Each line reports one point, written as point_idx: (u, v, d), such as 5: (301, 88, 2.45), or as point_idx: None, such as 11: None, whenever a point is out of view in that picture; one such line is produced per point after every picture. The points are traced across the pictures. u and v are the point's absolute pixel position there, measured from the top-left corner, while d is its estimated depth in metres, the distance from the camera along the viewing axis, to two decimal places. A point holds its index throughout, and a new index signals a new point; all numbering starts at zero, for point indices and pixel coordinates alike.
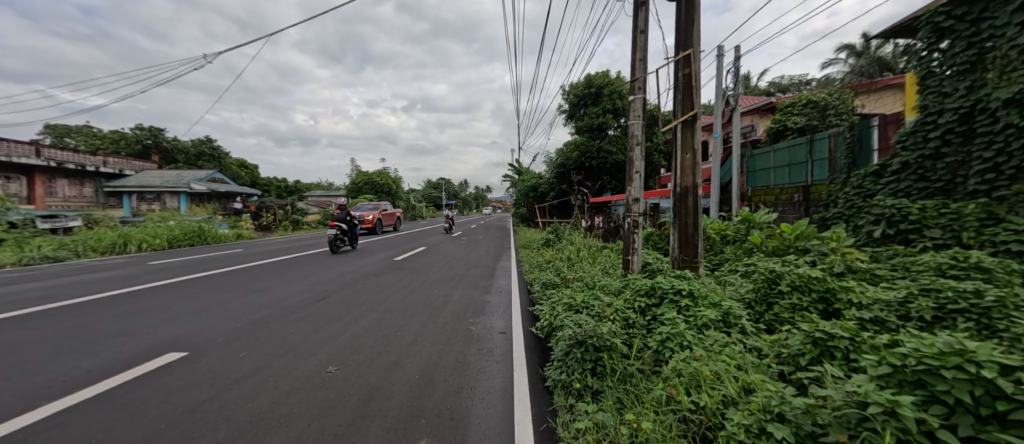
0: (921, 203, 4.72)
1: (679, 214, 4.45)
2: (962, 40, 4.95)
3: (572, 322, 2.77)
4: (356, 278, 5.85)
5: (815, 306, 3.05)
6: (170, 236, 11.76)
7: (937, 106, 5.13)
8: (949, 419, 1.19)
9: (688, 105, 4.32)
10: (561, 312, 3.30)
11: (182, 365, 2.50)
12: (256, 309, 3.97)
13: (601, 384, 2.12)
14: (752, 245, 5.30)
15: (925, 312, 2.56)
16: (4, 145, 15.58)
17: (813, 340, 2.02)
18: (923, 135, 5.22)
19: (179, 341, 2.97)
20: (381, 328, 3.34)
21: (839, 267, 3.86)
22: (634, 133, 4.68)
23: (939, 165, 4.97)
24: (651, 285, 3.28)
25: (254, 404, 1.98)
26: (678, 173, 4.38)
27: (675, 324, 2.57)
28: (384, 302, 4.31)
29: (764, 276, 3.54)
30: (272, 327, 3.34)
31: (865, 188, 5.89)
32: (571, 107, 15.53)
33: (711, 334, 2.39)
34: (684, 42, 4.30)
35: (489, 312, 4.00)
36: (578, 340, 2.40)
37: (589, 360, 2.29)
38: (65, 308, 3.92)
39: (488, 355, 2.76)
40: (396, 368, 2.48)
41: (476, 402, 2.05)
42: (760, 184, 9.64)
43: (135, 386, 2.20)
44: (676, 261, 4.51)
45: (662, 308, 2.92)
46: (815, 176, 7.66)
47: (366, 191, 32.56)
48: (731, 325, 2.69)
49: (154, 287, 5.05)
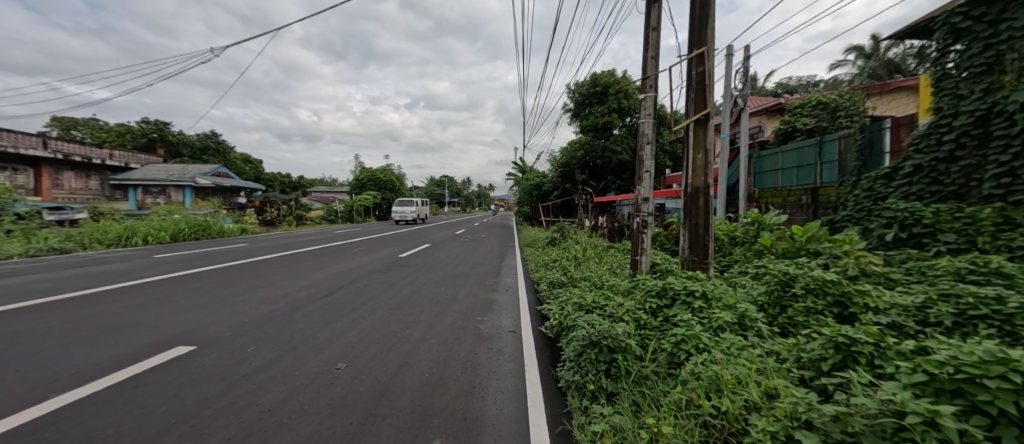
0: (934, 206, 4.69)
1: (689, 214, 4.37)
2: (978, 42, 4.90)
3: (584, 321, 2.71)
4: (360, 275, 5.77)
5: (831, 310, 3.03)
6: (176, 230, 11.75)
7: (952, 109, 5.06)
8: (992, 430, 1.13)
9: (700, 104, 4.27)
10: (571, 311, 3.25)
11: (191, 359, 2.47)
12: (261, 305, 3.90)
13: (616, 386, 2.07)
14: (762, 247, 5.27)
15: (945, 318, 2.55)
16: (13, 137, 15.87)
17: (835, 345, 1.97)
18: (936, 138, 5.17)
19: (184, 336, 2.91)
20: (389, 325, 3.29)
21: (853, 270, 3.78)
22: (644, 132, 4.62)
23: (953, 168, 4.91)
24: (662, 286, 3.24)
25: (264, 400, 1.95)
26: (689, 173, 4.31)
27: (690, 326, 2.52)
28: (389, 299, 4.25)
29: (778, 279, 3.51)
30: (279, 323, 3.30)
31: (875, 191, 5.85)
32: (576, 107, 15.45)
33: (728, 336, 2.33)
34: (698, 40, 4.23)
35: (496, 310, 3.95)
36: (592, 341, 2.34)
37: (603, 361, 2.23)
38: (66, 301, 3.86)
39: (498, 355, 2.70)
40: (404, 366, 2.43)
41: (488, 402, 2.01)
42: (767, 185, 9.57)
43: (143, 380, 2.17)
44: (685, 262, 4.44)
45: (675, 310, 2.88)
46: (823, 178, 7.57)
47: (370, 188, 32.77)
48: (747, 327, 2.62)
49: (157, 280, 5.00)
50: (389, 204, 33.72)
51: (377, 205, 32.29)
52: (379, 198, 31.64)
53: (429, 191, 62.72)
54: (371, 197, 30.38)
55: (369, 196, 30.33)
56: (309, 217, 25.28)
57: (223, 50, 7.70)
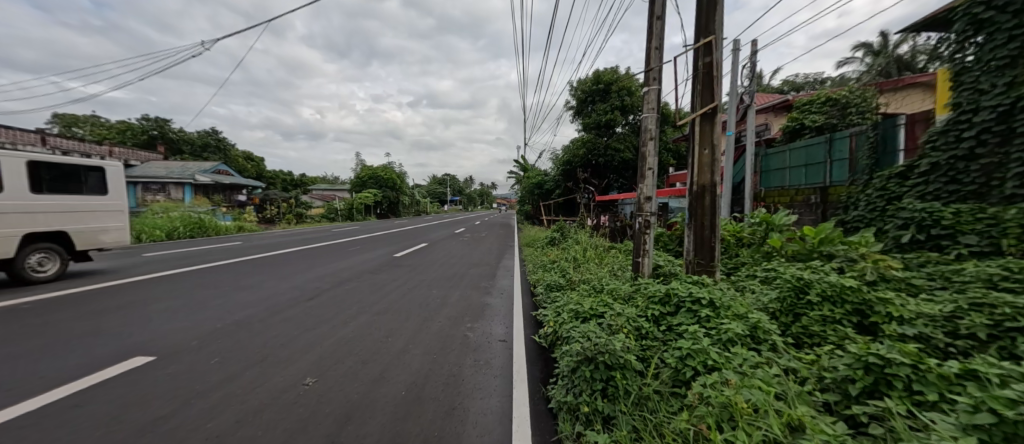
0: (955, 206, 4.41)
1: (694, 214, 4.11)
2: (1002, 33, 4.58)
3: (579, 333, 2.47)
4: (350, 276, 5.56)
5: (848, 319, 2.79)
6: (170, 228, 11.58)
7: (972, 104, 4.77)
8: None
9: (707, 96, 4.00)
10: (566, 320, 3.01)
11: (146, 373, 2.26)
12: (239, 308, 3.70)
13: (613, 409, 1.83)
14: (771, 249, 5.01)
15: (978, 329, 2.30)
16: (10, 133, 15.46)
17: (865, 365, 1.72)
18: (955, 135, 4.89)
19: (147, 345, 2.71)
20: (371, 333, 3.07)
21: (872, 275, 3.51)
22: (646, 127, 4.37)
23: (973, 166, 4.64)
24: (665, 292, 3.00)
25: (215, 423, 1.73)
26: (695, 170, 4.06)
27: (696, 339, 2.27)
28: (375, 303, 4.03)
29: (791, 285, 3.25)
30: (252, 329, 3.08)
31: (889, 191, 5.55)
32: (578, 104, 15.20)
33: (739, 351, 2.09)
34: (705, 29, 3.98)
35: (488, 316, 3.72)
36: (588, 356, 2.10)
37: (599, 380, 1.99)
38: (35, 304, 3.68)
39: (485, 368, 2.47)
40: (380, 381, 2.21)
41: (468, 427, 1.78)
42: (774, 184, 9.27)
43: (86, 398, 1.95)
44: (690, 265, 4.18)
45: (679, 319, 2.64)
46: (833, 177, 7.28)
47: (370, 186, 32.64)
48: (760, 340, 2.37)
49: (138, 281, 4.82)
50: (390, 203, 33.57)
51: (379, 203, 32.15)
52: (381, 197, 31.54)
53: (432, 190, 62.63)
54: (372, 196, 30.30)
55: (370, 195, 30.19)
56: (309, 215, 25.12)
57: (215, 43, 7.52)
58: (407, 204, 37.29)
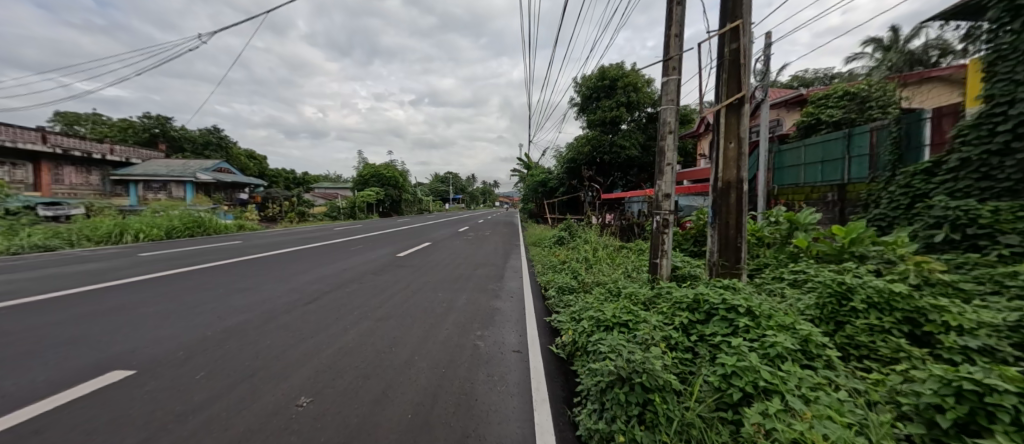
0: (993, 205, 4.11)
1: (718, 213, 3.83)
2: None
3: (606, 346, 2.21)
4: (350, 278, 5.31)
5: (900, 329, 2.51)
6: (169, 227, 11.36)
7: (1008, 95, 4.44)
8: None
9: (734, 86, 3.71)
10: (588, 329, 2.74)
11: (121, 391, 2.01)
12: (232, 313, 3.45)
13: (653, 438, 1.56)
14: (797, 249, 4.72)
15: None
16: (11, 132, 15.38)
17: (956, 392, 1.45)
18: (988, 129, 4.57)
19: (128, 356, 2.46)
20: (372, 342, 2.82)
21: (915, 279, 3.22)
22: (665, 120, 4.09)
23: (1008, 162, 4.32)
24: (694, 298, 2.74)
25: None
26: (719, 166, 3.79)
27: (739, 353, 2.01)
28: (377, 308, 3.79)
29: (831, 290, 2.96)
30: (244, 338, 2.84)
31: (914, 187, 5.22)
32: (583, 100, 14.88)
33: (793, 370, 1.82)
34: (731, 13, 3.68)
35: (498, 322, 3.45)
36: (620, 376, 1.85)
37: (635, 404, 1.73)
38: (15, 309, 3.45)
39: (500, 385, 2.21)
40: (382, 402, 1.96)
41: None
42: (788, 182, 8.97)
43: (48, 422, 1.70)
44: (715, 268, 3.89)
45: (714, 328, 2.38)
46: (852, 174, 6.97)
47: (373, 184, 32.42)
48: (812, 356, 2.10)
49: (128, 283, 4.60)
50: (392, 201, 33.35)
51: (381, 201, 31.99)
52: (383, 195, 31.36)
53: (435, 188, 62.42)
54: (374, 195, 30.13)
55: (373, 194, 30.00)
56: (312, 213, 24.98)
57: (209, 37, 7.23)
58: (409, 202, 37.08)
